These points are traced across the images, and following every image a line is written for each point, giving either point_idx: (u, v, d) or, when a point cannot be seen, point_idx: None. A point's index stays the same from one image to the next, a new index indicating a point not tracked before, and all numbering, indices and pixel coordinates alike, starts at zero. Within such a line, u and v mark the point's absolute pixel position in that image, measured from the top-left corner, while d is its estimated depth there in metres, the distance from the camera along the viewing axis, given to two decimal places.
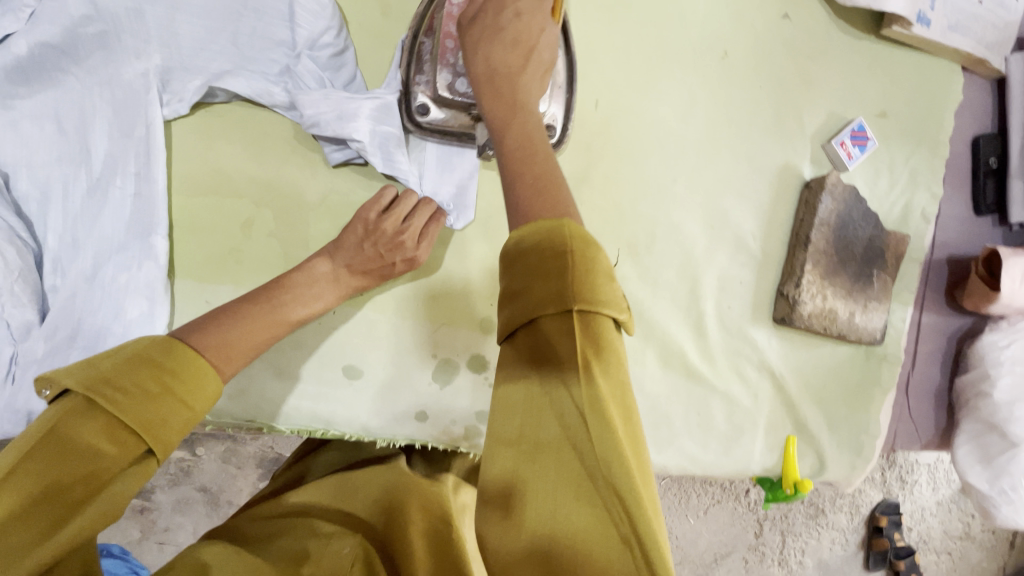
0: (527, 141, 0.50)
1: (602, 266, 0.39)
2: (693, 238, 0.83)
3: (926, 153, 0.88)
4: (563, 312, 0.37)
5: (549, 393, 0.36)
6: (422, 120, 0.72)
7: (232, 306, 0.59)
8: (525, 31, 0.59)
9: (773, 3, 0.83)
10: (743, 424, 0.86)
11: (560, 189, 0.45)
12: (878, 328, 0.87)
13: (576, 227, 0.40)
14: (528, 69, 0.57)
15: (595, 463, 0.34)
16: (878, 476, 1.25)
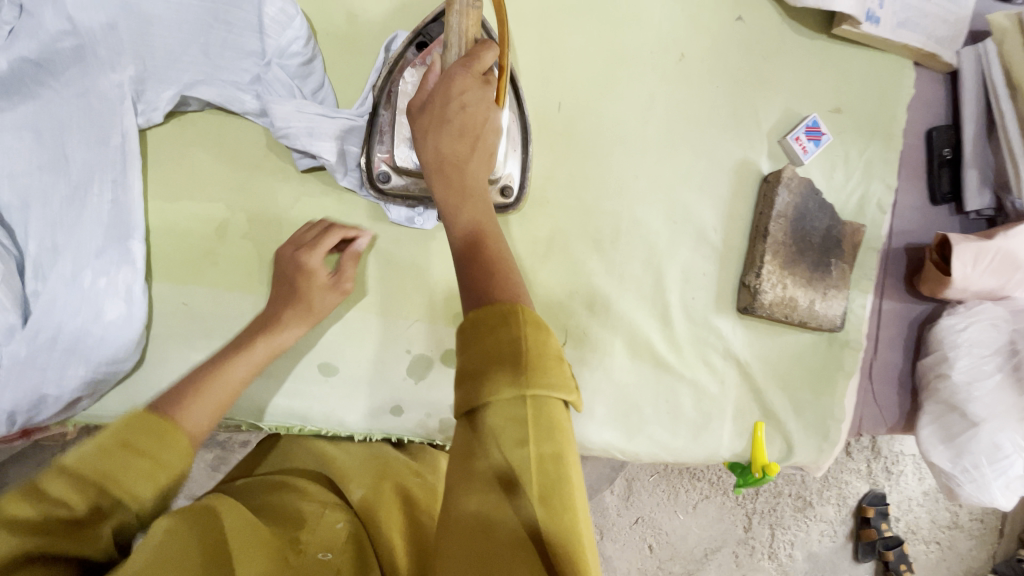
0: (481, 232, 0.55)
1: (553, 349, 0.42)
2: (657, 232, 0.86)
3: (879, 145, 0.92)
4: (517, 396, 0.39)
5: (508, 458, 0.37)
6: (384, 187, 0.74)
7: (198, 380, 0.61)
8: (472, 118, 0.61)
9: (727, 7, 0.87)
10: (711, 411, 0.89)
11: (507, 272, 0.50)
12: (838, 315, 0.90)
13: (530, 312, 0.43)
14: (476, 160, 0.61)
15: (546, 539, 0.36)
16: (864, 468, 1.28)
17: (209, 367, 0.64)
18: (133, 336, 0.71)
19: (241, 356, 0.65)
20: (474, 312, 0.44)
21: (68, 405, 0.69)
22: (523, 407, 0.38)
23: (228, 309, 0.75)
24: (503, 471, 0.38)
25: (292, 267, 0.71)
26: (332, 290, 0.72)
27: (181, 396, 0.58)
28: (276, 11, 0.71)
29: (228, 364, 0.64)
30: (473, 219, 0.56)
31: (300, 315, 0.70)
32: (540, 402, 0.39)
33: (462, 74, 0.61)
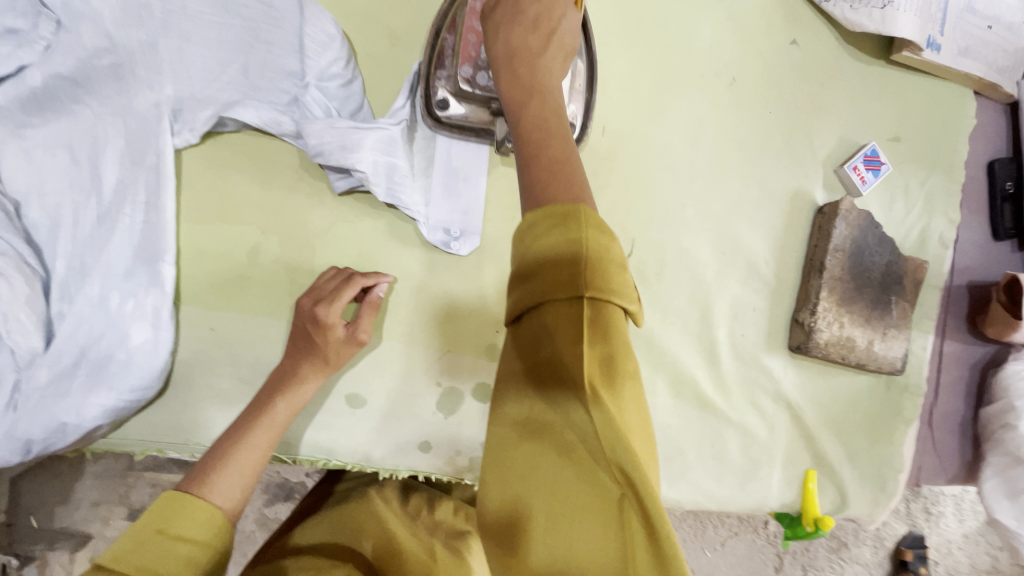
0: (563, 163, 0.45)
1: (614, 256, 0.39)
2: (704, 263, 0.82)
3: (941, 177, 0.87)
4: (574, 298, 0.37)
5: (560, 354, 0.37)
6: (441, 115, 0.71)
7: (223, 448, 0.60)
8: (548, 19, 0.54)
9: (782, 29, 0.82)
10: (759, 457, 0.83)
11: (576, 172, 0.44)
12: (899, 358, 0.84)
13: (592, 215, 0.40)
14: (552, 60, 0.53)
15: (600, 433, 0.34)
16: (901, 507, 1.19)
17: (231, 436, 0.62)
18: (160, 361, 0.68)
19: (257, 426, 0.63)
20: (532, 213, 0.41)
21: (86, 433, 0.66)
22: (580, 308, 0.37)
23: (259, 335, 0.72)
24: (553, 360, 0.37)
25: (310, 323, 0.67)
26: (347, 345, 0.68)
27: (202, 475, 0.58)
28: (317, 31, 0.69)
29: (244, 438, 0.62)
30: (543, 104, 0.49)
31: (315, 372, 0.67)
32: (598, 304, 0.37)
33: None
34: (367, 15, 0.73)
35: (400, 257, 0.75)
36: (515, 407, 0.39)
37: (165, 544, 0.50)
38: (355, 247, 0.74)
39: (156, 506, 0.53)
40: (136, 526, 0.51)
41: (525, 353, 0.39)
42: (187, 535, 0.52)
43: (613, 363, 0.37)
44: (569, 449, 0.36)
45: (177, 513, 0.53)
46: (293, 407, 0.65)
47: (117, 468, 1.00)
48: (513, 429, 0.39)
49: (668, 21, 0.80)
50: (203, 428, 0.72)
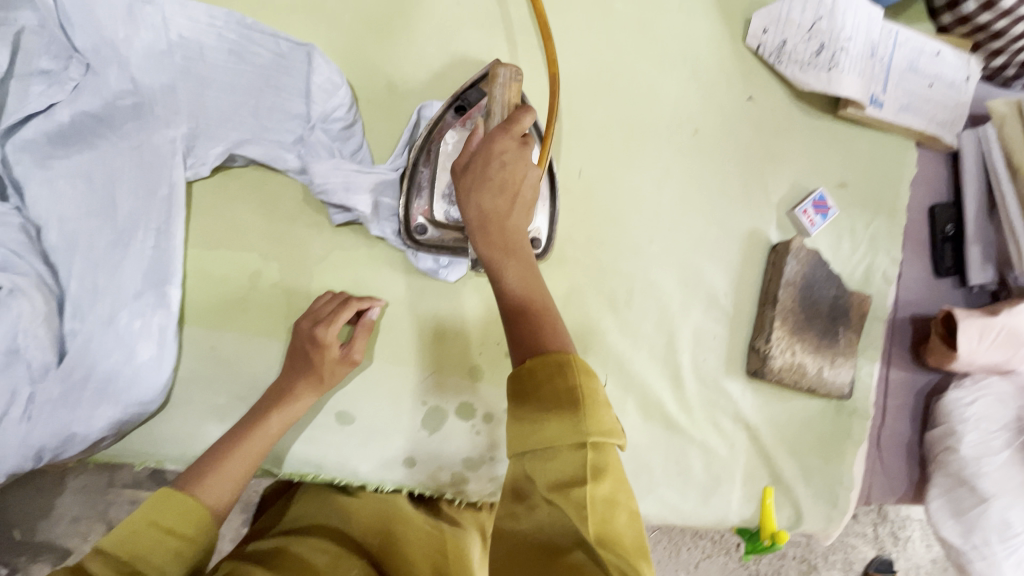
0: (529, 279, 0.60)
1: (600, 397, 0.49)
2: (669, 294, 0.90)
3: (884, 220, 0.96)
4: (576, 444, 0.46)
5: (562, 489, 0.45)
6: (420, 238, 0.77)
7: (221, 452, 0.66)
8: (512, 195, 0.62)
9: (740, 86, 0.92)
10: (721, 475, 0.90)
11: (552, 328, 0.55)
12: (846, 383, 0.92)
13: (581, 363, 0.50)
14: (517, 229, 0.62)
15: (602, 557, 0.43)
16: (870, 531, 1.26)
17: (227, 442, 0.67)
18: (164, 376, 0.73)
19: (252, 437, 0.68)
20: (531, 359, 0.51)
21: (91, 444, 0.71)
22: (581, 453, 0.46)
23: (257, 354, 0.78)
24: (556, 500, 0.45)
25: (308, 343, 0.73)
26: (339, 365, 0.73)
27: (197, 478, 0.62)
28: (322, 79, 0.76)
29: (238, 448, 0.67)
30: (524, 279, 0.60)
31: (309, 391, 0.72)
32: (595, 445, 0.46)
33: (506, 151, 0.62)
34: (367, 64, 0.81)
35: (392, 283, 0.82)
36: (530, 535, 0.47)
37: (155, 533, 0.54)
38: (350, 273, 0.80)
39: (152, 498, 0.57)
40: (131, 515, 0.55)
41: (533, 494, 0.48)
42: (175, 528, 0.56)
43: (611, 498, 0.46)
44: (577, 568, 0.43)
45: (171, 506, 0.57)
46: (286, 421, 0.71)
47: (99, 483, 1.02)
48: (528, 553, 0.47)
49: (637, 77, 0.89)
50: (200, 441, 0.76)
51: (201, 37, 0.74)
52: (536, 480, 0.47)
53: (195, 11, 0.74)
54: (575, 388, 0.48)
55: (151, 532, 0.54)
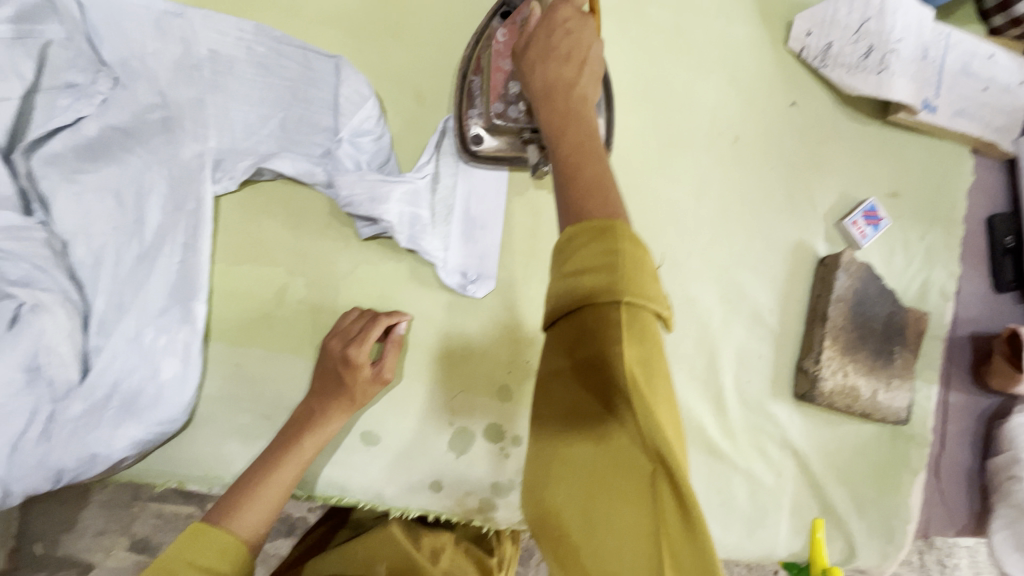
0: (583, 148, 0.54)
1: (647, 268, 0.45)
2: (710, 310, 0.85)
3: (940, 232, 0.90)
4: (612, 302, 0.43)
5: (601, 353, 0.43)
6: (477, 150, 0.75)
7: (253, 480, 0.64)
8: (579, 40, 0.58)
9: (782, 91, 0.88)
10: (766, 505, 0.84)
11: (611, 199, 0.49)
12: (903, 408, 0.86)
13: (625, 230, 0.45)
14: (587, 72, 0.58)
15: (637, 419, 0.40)
16: (916, 560, 1.16)
17: (261, 468, 0.65)
18: (188, 395, 0.71)
19: (286, 463, 0.65)
20: (573, 228, 0.47)
21: (113, 464, 0.69)
22: (614, 312, 0.43)
23: (281, 372, 0.76)
24: (595, 357, 0.43)
25: (339, 362, 0.70)
26: (370, 385, 0.71)
27: (231, 508, 0.61)
28: (351, 91, 0.75)
29: (272, 474, 0.64)
30: (584, 135, 0.55)
31: (341, 412, 0.70)
32: (632, 307, 0.43)
33: (574, 27, 0.58)
34: (395, 75, 0.79)
35: (419, 300, 0.79)
36: (560, 399, 0.47)
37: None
38: (376, 290, 0.78)
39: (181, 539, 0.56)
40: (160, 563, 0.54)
41: (569, 355, 0.46)
42: (211, 568, 0.55)
43: (647, 360, 0.42)
44: (611, 437, 0.41)
45: (206, 544, 0.57)
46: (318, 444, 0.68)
47: (123, 497, 1.01)
48: (561, 419, 0.47)
49: (674, 85, 0.86)
50: (223, 461, 0.74)
51: (231, 51, 0.74)
52: (577, 344, 0.45)
53: (226, 26, 0.74)
54: (614, 253, 0.44)
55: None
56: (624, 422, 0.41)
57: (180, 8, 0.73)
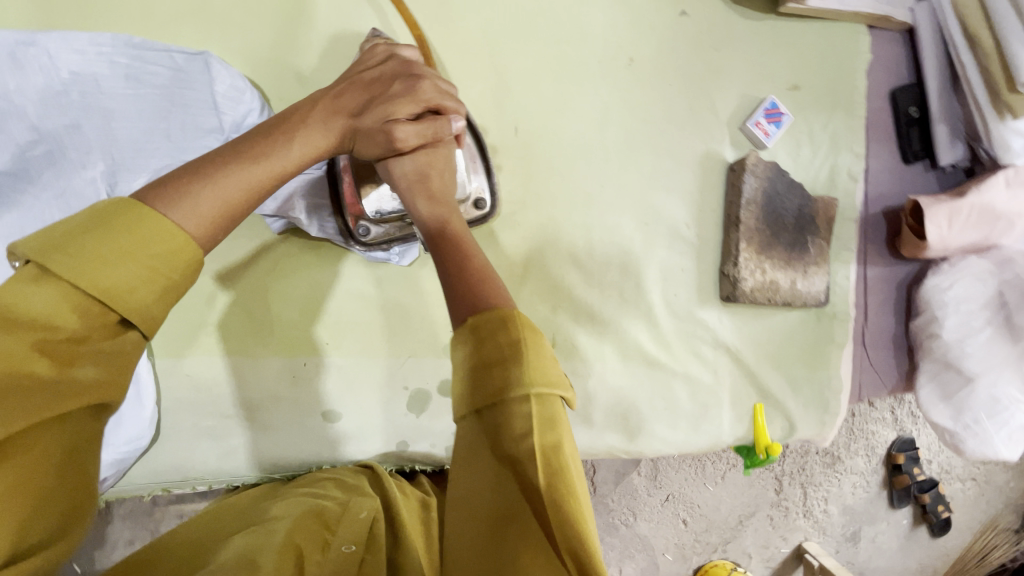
0: (445, 212, 0.58)
1: (547, 349, 0.45)
2: (630, 236, 0.88)
3: (843, 116, 0.92)
4: (523, 396, 0.42)
5: (513, 440, 0.41)
6: (366, 239, 0.75)
7: (174, 180, 0.47)
8: (431, 162, 0.61)
9: (669, 2, 0.87)
10: (708, 401, 0.91)
11: (500, 290, 0.48)
12: (821, 291, 0.91)
13: (523, 315, 0.45)
14: (443, 192, 0.59)
15: (549, 511, 0.41)
16: (888, 416, 1.30)
17: (170, 183, 0.47)
18: (148, 412, 0.76)
19: (309, 130, 0.56)
20: (471, 319, 0.45)
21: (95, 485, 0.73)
22: (527, 404, 0.42)
23: (232, 373, 0.80)
24: (512, 459, 0.41)
25: (401, 93, 0.60)
26: (388, 130, 0.59)
27: (165, 195, 0.46)
28: (225, 87, 0.74)
29: (297, 135, 0.55)
30: (454, 237, 0.54)
31: (323, 122, 0.57)
32: (540, 397, 0.42)
33: (426, 146, 0.61)
34: (273, 60, 0.78)
35: (348, 280, 0.82)
36: (477, 504, 0.42)
37: (114, 270, 0.41)
38: (304, 278, 0.80)
39: (114, 205, 0.43)
40: (154, 221, 0.43)
41: (479, 452, 0.43)
42: (160, 266, 0.43)
43: (558, 451, 0.42)
44: (529, 535, 0.41)
45: (221, 164, 0.49)
46: (309, 152, 0.56)
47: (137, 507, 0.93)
48: (478, 522, 0.42)
49: (558, 15, 0.84)
50: (197, 460, 0.80)
51: (94, 68, 0.71)
52: (492, 446, 0.42)
53: (81, 43, 0.70)
54: (519, 347, 0.43)
55: (206, 202, 0.47)
56: (534, 501, 0.41)
57: (30, 35, 0.68)
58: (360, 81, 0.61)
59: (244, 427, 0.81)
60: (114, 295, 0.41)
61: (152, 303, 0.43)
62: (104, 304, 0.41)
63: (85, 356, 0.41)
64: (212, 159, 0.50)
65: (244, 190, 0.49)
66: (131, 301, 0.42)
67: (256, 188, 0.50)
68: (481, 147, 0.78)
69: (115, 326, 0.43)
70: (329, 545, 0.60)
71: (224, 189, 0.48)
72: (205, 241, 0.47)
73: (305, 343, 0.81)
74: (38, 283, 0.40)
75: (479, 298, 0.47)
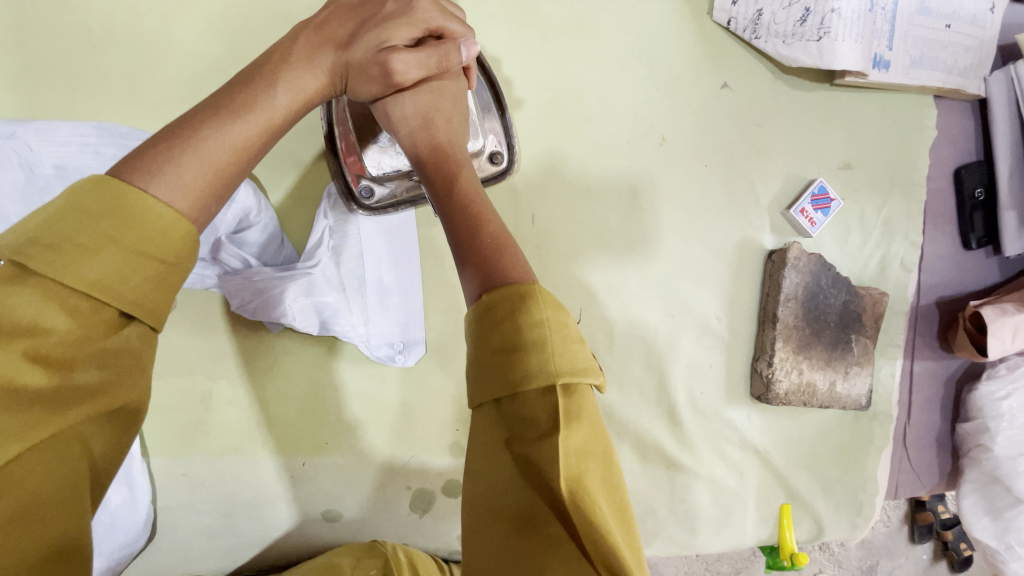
0: (457, 164, 0.51)
1: (573, 330, 0.39)
2: (654, 330, 0.81)
3: (900, 199, 0.82)
4: (546, 386, 0.36)
5: (536, 443, 0.35)
6: (370, 202, 0.69)
7: (154, 143, 0.40)
8: (436, 104, 0.55)
9: (710, 73, 0.78)
10: (731, 503, 0.85)
11: (516, 252, 0.42)
12: (864, 393, 0.83)
13: (548, 290, 0.38)
14: (450, 136, 0.54)
15: (578, 527, 0.34)
16: None
17: (151, 144, 0.40)
18: (141, 516, 0.73)
19: (294, 70, 0.49)
20: (487, 295, 0.39)
21: None
22: (552, 395, 0.36)
23: (230, 473, 0.76)
24: (533, 462, 0.35)
25: (396, 17, 0.54)
26: (386, 59, 0.52)
27: (143, 159, 0.39)
28: None
29: (282, 77, 0.48)
30: (465, 189, 0.48)
31: (308, 58, 0.50)
32: (567, 388, 0.36)
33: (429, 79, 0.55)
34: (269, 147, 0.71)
35: (349, 377, 0.77)
36: (497, 502, 0.36)
37: (98, 257, 0.34)
38: (303, 376, 0.76)
39: (82, 185, 0.36)
40: (139, 196, 0.37)
41: (499, 446, 0.36)
42: (147, 245, 0.36)
43: (585, 448, 0.36)
44: (560, 544, 0.34)
45: (202, 121, 0.42)
46: (298, 99, 0.49)
47: None
48: (496, 528, 0.35)
49: (585, 89, 0.75)
50: (194, 561, 0.77)
51: (78, 161, 0.65)
52: (512, 437, 0.36)
53: (64, 134, 0.64)
54: (540, 327, 0.37)
55: (194, 164, 0.39)
56: (559, 512, 0.34)
57: (8, 128, 0.63)
58: (344, 6, 0.55)
59: (242, 527, 0.77)
60: (104, 283, 0.35)
61: (152, 288, 0.37)
62: (89, 298, 0.34)
63: (87, 358, 0.34)
64: (191, 117, 0.42)
65: (234, 151, 0.42)
66: (125, 288, 0.35)
67: (248, 145, 0.43)
68: (498, 98, 0.70)
69: (117, 320, 0.36)
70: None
71: (214, 152, 0.41)
72: (202, 214, 0.40)
73: (303, 443, 0.77)
74: (14, 281, 0.33)
75: (497, 263, 0.41)
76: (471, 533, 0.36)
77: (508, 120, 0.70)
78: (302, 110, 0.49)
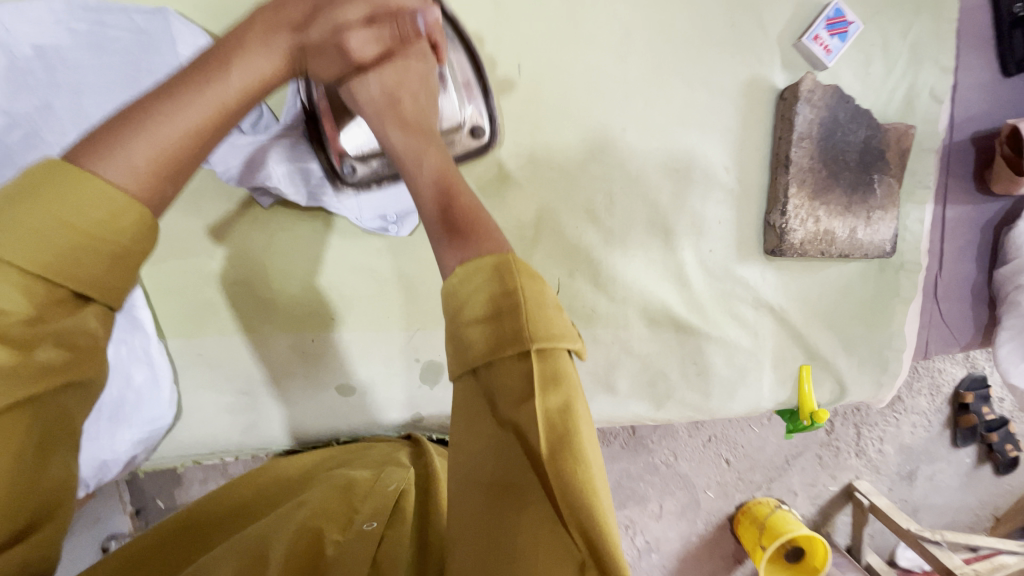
0: (427, 145, 0.51)
1: (549, 299, 0.39)
2: (657, 187, 0.77)
3: (927, 20, 0.74)
4: (522, 352, 0.36)
5: (512, 403, 0.36)
6: (350, 180, 0.70)
7: (103, 134, 0.37)
8: (399, 82, 0.53)
9: None
10: (745, 364, 0.83)
11: (492, 231, 0.42)
12: (887, 239, 0.78)
13: (521, 261, 0.39)
14: (417, 116, 0.53)
15: (552, 485, 0.35)
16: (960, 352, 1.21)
17: (101, 136, 0.37)
18: (166, 392, 0.75)
19: (248, 53, 0.45)
20: (461, 268, 0.39)
21: (126, 463, 0.74)
22: (527, 362, 0.36)
23: (244, 351, 0.78)
24: (514, 430, 0.36)
25: None
26: (346, 42, 0.49)
27: (92, 149, 0.36)
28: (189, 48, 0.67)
29: (235, 59, 0.44)
30: (437, 169, 0.49)
31: (262, 38, 0.46)
32: (543, 353, 0.37)
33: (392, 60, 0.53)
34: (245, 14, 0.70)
35: (348, 251, 0.78)
36: (475, 472, 0.36)
37: (51, 243, 0.32)
38: (303, 252, 0.77)
39: (29, 175, 0.33)
40: (90, 180, 0.34)
41: (481, 415, 0.37)
42: (101, 234, 0.34)
43: (566, 411, 0.37)
44: (533, 508, 0.34)
45: (152, 107, 0.39)
46: (256, 79, 0.44)
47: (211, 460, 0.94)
48: (475, 493, 0.36)
49: None
50: (220, 436, 0.80)
51: (53, 38, 0.64)
52: (495, 408, 0.36)
53: (37, 12, 0.63)
54: (516, 294, 0.37)
55: (144, 152, 0.37)
56: (538, 474, 0.35)
57: None
58: None
59: (263, 402, 0.80)
60: (57, 267, 0.33)
61: (111, 275, 0.35)
62: (45, 278, 0.32)
63: (45, 338, 0.32)
64: (141, 105, 0.39)
65: (192, 137, 0.39)
66: (82, 270, 0.34)
67: (205, 130, 0.40)
68: (475, 62, 0.67)
69: (72, 301, 0.34)
70: (351, 523, 0.52)
71: (167, 136, 0.38)
72: (159, 199, 0.38)
73: (309, 319, 0.78)
74: None
75: (472, 238, 0.42)
76: (455, 492, 0.37)
77: (489, 89, 0.68)
78: (261, 96, 0.46)
